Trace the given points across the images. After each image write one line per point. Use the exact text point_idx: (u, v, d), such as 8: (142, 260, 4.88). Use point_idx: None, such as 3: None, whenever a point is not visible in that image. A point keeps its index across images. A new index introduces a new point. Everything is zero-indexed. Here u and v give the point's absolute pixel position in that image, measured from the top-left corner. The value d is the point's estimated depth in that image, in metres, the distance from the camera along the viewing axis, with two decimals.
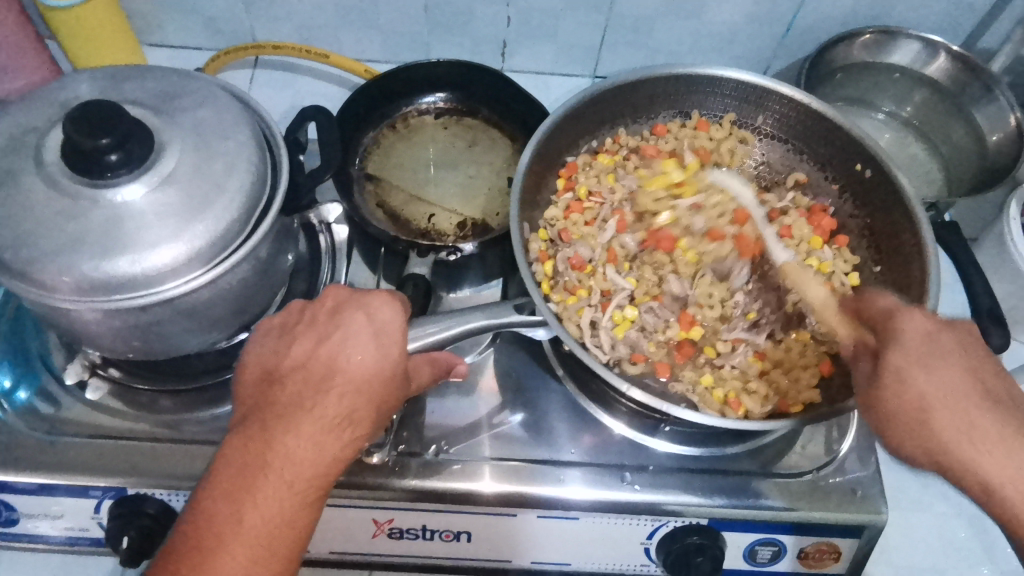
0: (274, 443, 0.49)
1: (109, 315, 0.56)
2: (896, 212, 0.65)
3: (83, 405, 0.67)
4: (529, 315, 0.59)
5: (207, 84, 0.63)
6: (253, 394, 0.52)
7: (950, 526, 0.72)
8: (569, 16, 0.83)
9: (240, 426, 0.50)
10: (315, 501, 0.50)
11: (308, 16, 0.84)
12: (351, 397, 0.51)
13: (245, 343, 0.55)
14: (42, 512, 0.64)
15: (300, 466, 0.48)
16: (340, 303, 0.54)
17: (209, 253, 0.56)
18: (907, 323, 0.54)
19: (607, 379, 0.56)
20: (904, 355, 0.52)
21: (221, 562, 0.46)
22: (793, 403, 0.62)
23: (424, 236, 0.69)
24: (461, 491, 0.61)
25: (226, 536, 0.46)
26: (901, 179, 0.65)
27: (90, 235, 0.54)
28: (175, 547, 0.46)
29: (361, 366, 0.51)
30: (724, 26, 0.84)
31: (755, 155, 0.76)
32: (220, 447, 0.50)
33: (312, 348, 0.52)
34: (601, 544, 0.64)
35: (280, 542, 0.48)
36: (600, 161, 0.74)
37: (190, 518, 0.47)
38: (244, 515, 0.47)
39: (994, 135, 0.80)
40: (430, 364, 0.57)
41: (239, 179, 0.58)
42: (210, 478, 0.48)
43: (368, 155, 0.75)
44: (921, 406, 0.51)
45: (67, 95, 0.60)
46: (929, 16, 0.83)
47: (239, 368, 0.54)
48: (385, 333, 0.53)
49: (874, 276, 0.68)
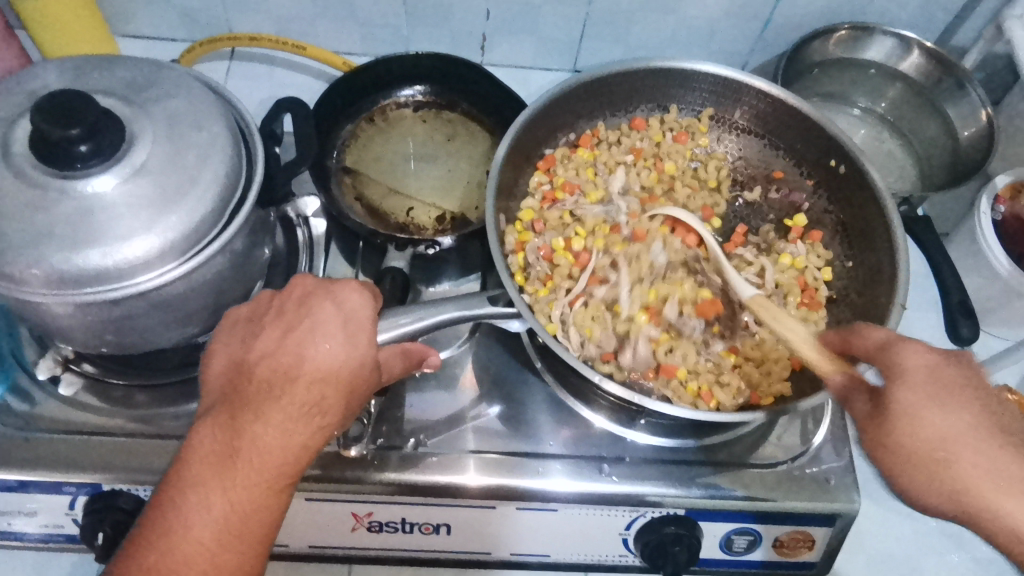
0: (243, 433, 0.48)
1: (81, 309, 0.55)
2: (868, 205, 0.66)
3: (56, 400, 0.66)
4: (504, 307, 0.58)
5: (180, 75, 0.62)
6: (220, 384, 0.51)
7: (923, 514, 0.73)
8: (549, 10, 0.83)
9: (209, 415, 0.50)
10: (286, 488, 0.49)
11: (286, 8, 0.84)
12: (321, 385, 0.50)
13: (214, 334, 0.54)
14: (16, 509, 0.63)
15: (269, 454, 0.48)
16: (307, 294, 0.53)
17: (183, 245, 0.55)
18: (907, 355, 0.51)
19: (580, 370, 0.57)
20: (912, 393, 0.50)
21: (189, 549, 0.46)
22: (763, 397, 0.64)
23: (402, 229, 0.69)
24: (441, 484, 0.61)
25: (194, 523, 0.46)
26: (874, 175, 0.65)
27: (61, 227, 0.53)
28: (143, 535, 0.47)
29: (329, 355, 0.50)
30: (702, 21, 0.84)
31: (730, 151, 0.76)
32: (189, 435, 0.50)
33: (280, 337, 0.51)
34: (581, 535, 0.64)
35: (250, 529, 0.48)
36: (579, 155, 0.75)
37: (158, 506, 0.47)
38: (212, 502, 0.47)
39: (966, 130, 0.81)
40: (403, 356, 0.56)
41: (212, 171, 0.57)
42: (179, 466, 0.48)
43: (345, 148, 0.74)
44: (923, 439, 0.49)
45: (36, 85, 0.59)
46: (904, 12, 0.84)
47: (206, 358, 0.53)
48: (355, 320, 0.52)
49: (846, 271, 0.69)
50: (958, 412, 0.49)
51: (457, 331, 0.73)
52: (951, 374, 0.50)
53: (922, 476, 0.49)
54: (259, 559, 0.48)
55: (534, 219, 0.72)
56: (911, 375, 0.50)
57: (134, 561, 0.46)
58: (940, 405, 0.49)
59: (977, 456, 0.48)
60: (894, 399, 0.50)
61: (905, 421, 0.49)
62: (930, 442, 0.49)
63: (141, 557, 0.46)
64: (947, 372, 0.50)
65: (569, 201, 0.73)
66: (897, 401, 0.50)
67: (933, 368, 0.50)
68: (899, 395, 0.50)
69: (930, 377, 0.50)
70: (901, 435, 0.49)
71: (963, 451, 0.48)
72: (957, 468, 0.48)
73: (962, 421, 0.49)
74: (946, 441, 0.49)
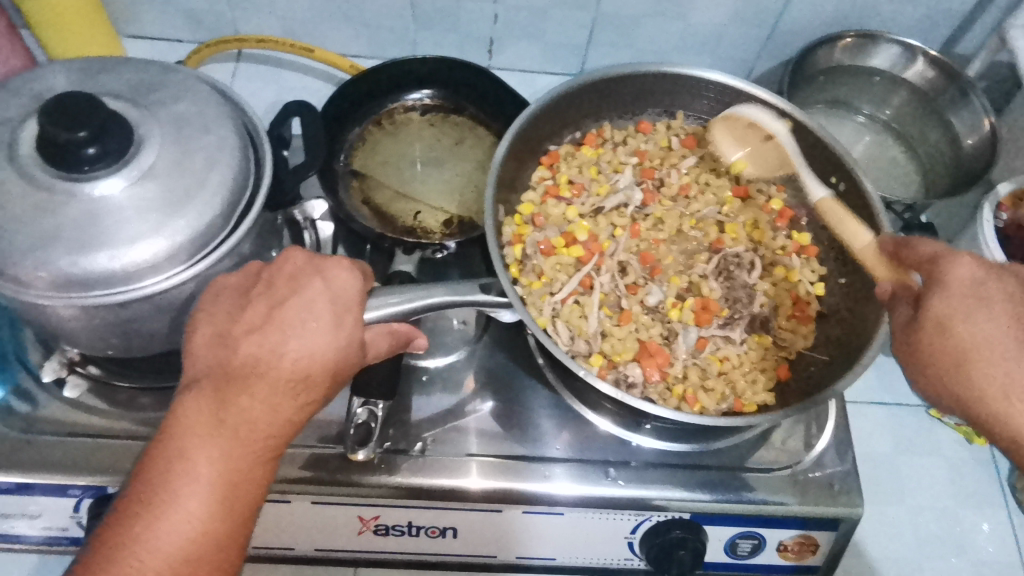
0: (230, 404, 0.48)
1: (87, 312, 0.55)
2: (858, 220, 0.66)
3: (60, 403, 0.66)
4: (496, 295, 0.58)
5: (188, 77, 0.62)
6: (202, 356, 0.50)
7: (924, 518, 0.74)
8: (556, 14, 0.83)
9: (191, 387, 0.48)
10: (271, 459, 0.49)
11: (292, 10, 0.84)
12: (307, 361, 0.50)
13: (197, 304, 0.53)
14: (19, 512, 0.63)
15: (255, 425, 0.48)
16: (296, 270, 0.53)
17: (190, 249, 0.55)
18: (955, 269, 0.53)
19: (566, 366, 0.57)
20: (947, 303, 0.52)
21: (177, 518, 0.45)
22: (748, 404, 0.63)
23: (410, 233, 0.69)
24: (448, 487, 0.61)
25: (181, 492, 0.45)
26: (869, 189, 0.65)
27: (67, 230, 0.53)
28: (129, 506, 0.45)
29: (317, 333, 0.50)
30: (709, 27, 0.84)
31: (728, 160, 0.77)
32: (171, 406, 0.48)
33: (268, 312, 0.51)
34: (588, 539, 0.64)
35: (239, 498, 0.47)
36: (583, 152, 0.75)
37: (144, 476, 0.46)
38: (200, 472, 0.46)
39: (970, 138, 0.82)
40: (390, 336, 0.57)
41: (220, 174, 0.57)
42: (163, 437, 0.47)
43: (353, 151, 0.74)
44: (967, 346, 0.51)
45: (42, 87, 0.59)
46: (909, 20, 0.84)
47: (188, 326, 0.52)
48: (342, 299, 0.52)
49: (839, 288, 0.70)
50: (1001, 328, 0.51)
51: (464, 334, 0.73)
52: (1002, 289, 0.52)
53: (955, 378, 0.51)
54: (246, 530, 0.48)
55: (534, 212, 0.72)
56: (953, 284, 0.52)
57: (121, 533, 0.44)
58: (993, 318, 0.51)
59: (1003, 364, 0.50)
60: (936, 311, 0.52)
61: (940, 328, 0.52)
62: (982, 353, 0.50)
63: (128, 527, 0.45)
64: (995, 288, 0.52)
65: (568, 197, 0.73)
66: (938, 311, 0.52)
67: (977, 283, 0.52)
68: (939, 304, 0.52)
69: (970, 288, 0.52)
70: (943, 343, 0.52)
71: (1000, 357, 0.50)
72: (974, 372, 0.50)
73: (1010, 335, 0.50)
74: (993, 357, 0.50)
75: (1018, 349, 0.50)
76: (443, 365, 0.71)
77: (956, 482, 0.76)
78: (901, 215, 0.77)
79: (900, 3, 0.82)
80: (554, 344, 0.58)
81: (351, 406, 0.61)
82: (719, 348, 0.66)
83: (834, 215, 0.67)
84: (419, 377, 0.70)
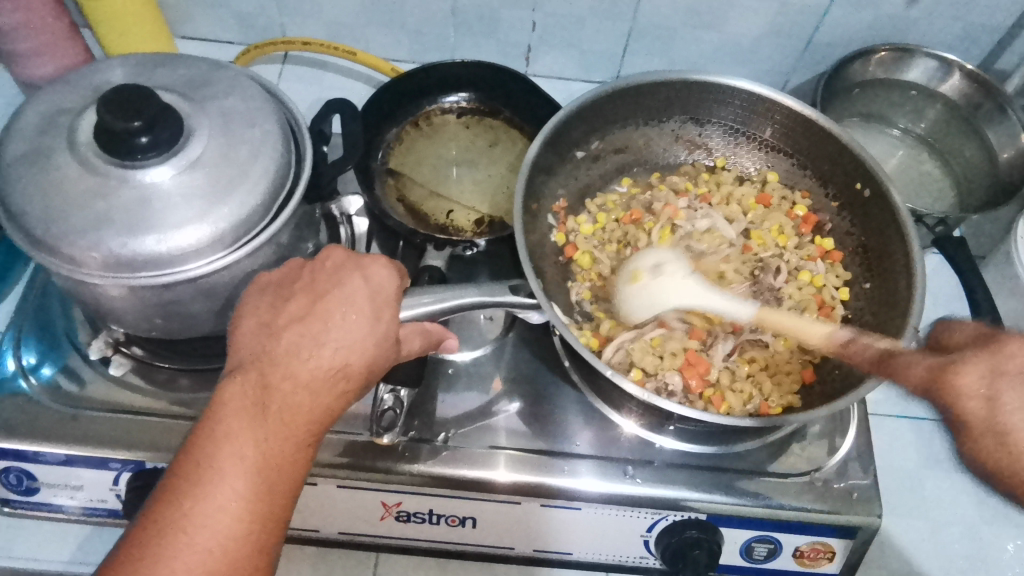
0: (275, 387, 0.48)
1: (134, 292, 0.58)
2: (889, 227, 0.66)
3: (105, 379, 0.69)
4: (524, 297, 0.60)
5: (237, 74, 0.65)
6: (248, 343, 0.51)
7: (947, 534, 0.73)
8: (593, 23, 0.85)
9: (238, 371, 0.49)
10: (311, 444, 0.50)
11: (337, 14, 0.87)
12: (346, 352, 0.50)
13: (241, 300, 0.53)
14: (63, 483, 0.66)
15: (299, 410, 0.49)
16: (337, 265, 0.54)
17: (232, 237, 0.58)
18: (962, 384, 0.50)
19: (592, 365, 0.58)
20: (987, 422, 0.49)
21: (223, 496, 0.46)
22: (773, 406, 0.64)
23: (442, 230, 0.71)
24: (469, 478, 0.63)
25: (227, 471, 0.46)
26: (895, 197, 0.65)
27: (117, 214, 0.56)
28: (176, 483, 0.46)
29: (356, 327, 0.51)
30: (745, 38, 0.85)
31: (749, 165, 0.78)
32: (217, 390, 0.49)
33: (310, 304, 0.51)
34: (604, 535, 0.65)
35: (282, 479, 0.48)
36: (607, 201, 0.77)
37: (191, 456, 0.47)
38: (245, 451, 0.47)
39: (1006, 152, 0.81)
40: (423, 334, 0.57)
41: (263, 166, 0.60)
42: (209, 418, 0.48)
43: (390, 151, 0.77)
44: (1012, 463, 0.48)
45: (102, 80, 0.62)
46: (947, 34, 0.84)
47: (234, 320, 0.52)
48: (381, 295, 0.53)
49: (863, 293, 0.69)
50: None
51: (488, 332, 0.74)
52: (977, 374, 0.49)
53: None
54: (287, 512, 0.48)
55: (568, 242, 0.73)
56: (974, 417, 0.49)
57: (169, 508, 0.45)
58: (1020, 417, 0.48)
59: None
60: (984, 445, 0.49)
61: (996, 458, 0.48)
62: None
63: (176, 502, 0.45)
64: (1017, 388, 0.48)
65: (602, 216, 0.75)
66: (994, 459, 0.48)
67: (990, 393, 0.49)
68: (985, 449, 0.49)
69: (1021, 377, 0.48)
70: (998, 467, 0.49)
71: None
72: None
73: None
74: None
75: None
76: (470, 360, 0.73)
77: (981, 499, 0.75)
78: (933, 229, 0.76)
79: (938, 18, 0.82)
80: (578, 343, 0.59)
81: (378, 393, 0.62)
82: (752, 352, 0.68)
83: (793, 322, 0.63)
84: (445, 370, 0.72)
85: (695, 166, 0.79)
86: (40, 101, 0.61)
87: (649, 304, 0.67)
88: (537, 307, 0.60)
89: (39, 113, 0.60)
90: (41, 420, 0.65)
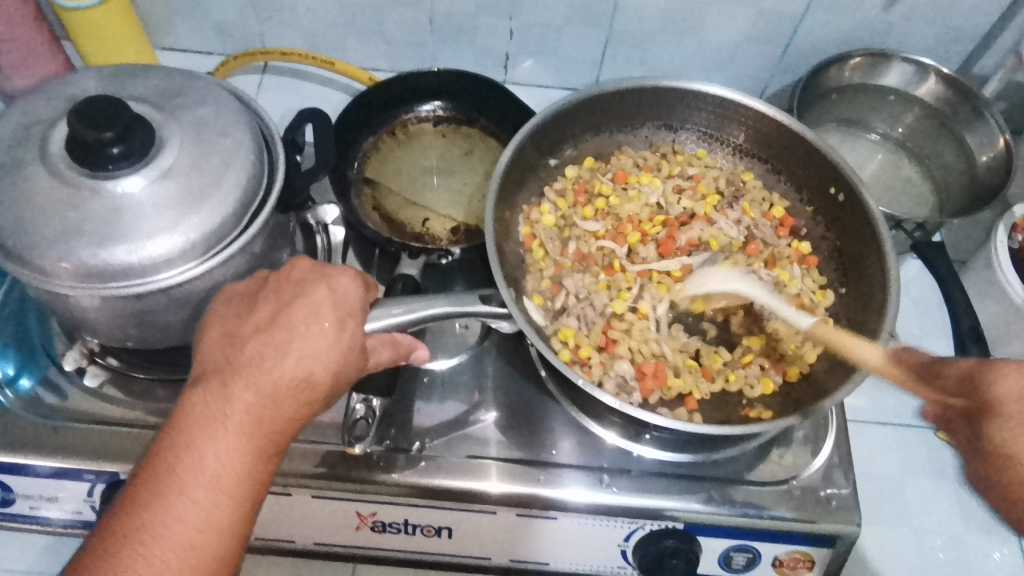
0: (236, 399, 0.48)
1: (105, 302, 0.58)
2: (863, 232, 0.66)
3: (81, 391, 0.69)
4: (495, 307, 0.59)
5: (209, 84, 0.65)
6: (212, 354, 0.50)
7: (929, 542, 0.72)
8: (570, 31, 0.85)
9: (200, 382, 0.49)
10: (274, 455, 0.49)
11: (316, 24, 0.87)
12: (310, 361, 0.50)
13: (208, 310, 0.53)
14: (38, 494, 0.66)
15: (261, 422, 0.48)
16: (302, 276, 0.53)
17: (203, 246, 0.58)
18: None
19: (564, 374, 0.58)
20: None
21: (182, 509, 0.45)
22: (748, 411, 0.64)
23: (417, 239, 0.71)
24: (445, 486, 0.63)
25: (187, 482, 0.46)
26: (869, 202, 0.65)
27: (88, 224, 0.56)
28: (136, 494, 0.45)
29: (320, 337, 0.50)
30: (722, 45, 0.85)
31: (724, 165, 0.77)
32: (181, 400, 0.49)
33: (274, 315, 0.51)
34: (581, 545, 0.65)
35: (245, 491, 0.47)
36: (567, 185, 0.75)
37: (151, 467, 0.46)
38: (206, 463, 0.46)
39: (984, 155, 0.81)
40: (392, 346, 0.57)
41: (235, 175, 0.60)
42: (170, 429, 0.47)
43: (366, 160, 0.77)
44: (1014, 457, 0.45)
45: (75, 91, 0.62)
46: (925, 40, 0.84)
47: (200, 330, 0.52)
48: (345, 305, 0.52)
49: (839, 298, 0.69)
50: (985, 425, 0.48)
51: (464, 340, 0.74)
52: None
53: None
54: (249, 525, 0.48)
55: (530, 234, 0.71)
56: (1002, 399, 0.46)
57: (127, 521, 0.45)
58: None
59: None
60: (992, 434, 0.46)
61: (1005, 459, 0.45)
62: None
63: (134, 516, 0.45)
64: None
65: (564, 201, 0.74)
66: (997, 438, 0.46)
67: None
68: (1000, 429, 0.46)
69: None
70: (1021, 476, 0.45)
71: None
72: None
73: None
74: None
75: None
76: (446, 368, 0.73)
77: (966, 507, 0.74)
78: (912, 234, 0.75)
79: (915, 24, 0.82)
80: (550, 352, 0.59)
81: (350, 402, 0.62)
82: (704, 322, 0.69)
83: (843, 339, 0.58)
84: (421, 379, 0.71)
85: (673, 146, 0.77)
86: (13, 112, 0.61)
87: (719, 281, 0.68)
88: (508, 316, 0.59)
89: (11, 124, 0.60)
90: (16, 432, 0.65)
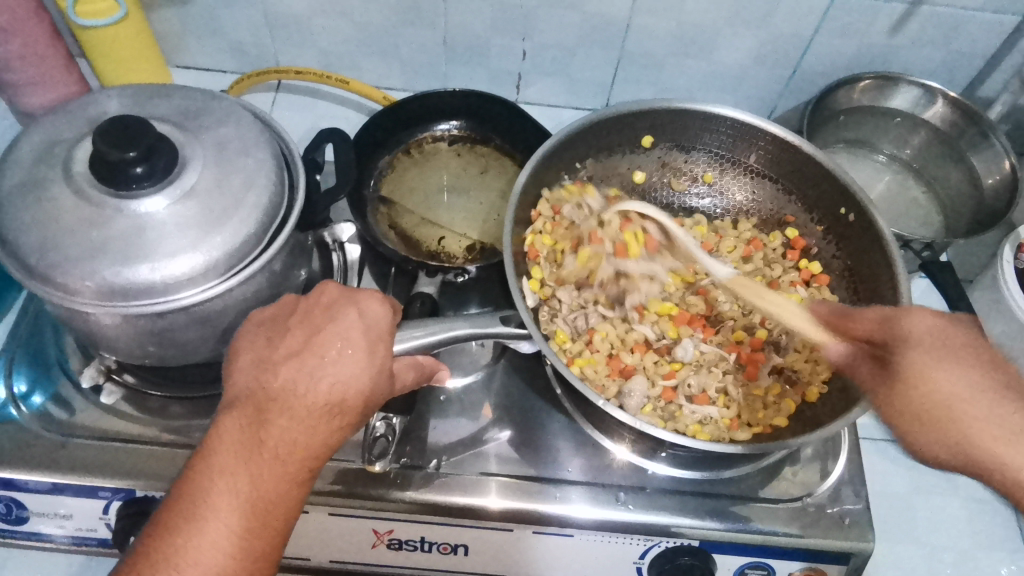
0: (269, 425, 0.48)
1: (127, 320, 0.58)
2: (873, 251, 0.67)
3: (96, 408, 0.69)
4: (516, 328, 0.60)
5: (231, 104, 0.66)
6: (246, 379, 0.51)
7: (938, 559, 0.73)
8: (583, 53, 0.87)
9: (234, 407, 0.49)
10: (307, 479, 0.50)
11: (331, 44, 0.88)
12: (343, 385, 0.50)
13: (237, 335, 0.53)
14: (53, 513, 0.66)
15: (293, 447, 0.49)
16: (331, 301, 0.54)
17: (225, 264, 0.58)
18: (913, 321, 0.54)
19: (584, 394, 0.58)
20: (920, 353, 0.52)
21: (216, 533, 0.46)
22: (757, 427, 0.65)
23: (433, 258, 0.72)
24: (462, 505, 0.63)
25: (221, 506, 0.46)
26: (878, 222, 0.66)
27: (112, 243, 0.56)
28: (172, 516, 0.46)
29: (353, 361, 0.51)
30: (733, 67, 0.87)
31: (742, 190, 0.78)
32: (215, 423, 0.49)
33: (306, 339, 0.52)
34: (597, 562, 0.65)
35: (276, 515, 0.48)
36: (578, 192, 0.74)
37: (186, 490, 0.47)
38: (239, 487, 0.47)
39: (991, 177, 0.83)
40: (416, 368, 0.57)
41: (257, 194, 0.61)
42: (205, 453, 0.48)
43: (382, 179, 0.78)
44: (927, 383, 0.51)
45: (99, 111, 0.63)
46: (931, 63, 0.85)
47: (231, 356, 0.53)
48: (376, 330, 0.53)
49: None
50: (968, 371, 0.51)
51: (479, 359, 0.75)
52: (963, 338, 0.53)
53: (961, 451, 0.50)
54: (281, 546, 0.48)
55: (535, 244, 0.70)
56: (916, 339, 0.53)
57: (163, 542, 0.45)
58: (953, 364, 0.51)
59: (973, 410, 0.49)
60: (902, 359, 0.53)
61: (911, 380, 0.52)
62: (953, 407, 0.50)
63: (168, 540, 0.45)
64: (952, 334, 0.53)
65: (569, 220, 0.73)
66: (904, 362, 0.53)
67: (935, 330, 0.53)
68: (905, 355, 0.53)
69: (932, 339, 0.53)
70: (917, 397, 0.51)
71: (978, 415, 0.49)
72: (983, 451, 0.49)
73: (974, 382, 0.50)
74: (961, 401, 0.50)
75: (989, 399, 0.50)
76: (462, 386, 0.73)
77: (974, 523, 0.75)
78: (920, 253, 0.77)
79: (921, 47, 0.84)
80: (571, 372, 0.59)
81: (370, 420, 0.63)
82: (720, 330, 0.71)
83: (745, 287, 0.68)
84: (437, 397, 0.72)
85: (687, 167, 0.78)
86: (35, 131, 0.61)
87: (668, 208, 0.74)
88: (528, 337, 0.60)
89: (35, 143, 0.60)
90: (31, 449, 0.65)
